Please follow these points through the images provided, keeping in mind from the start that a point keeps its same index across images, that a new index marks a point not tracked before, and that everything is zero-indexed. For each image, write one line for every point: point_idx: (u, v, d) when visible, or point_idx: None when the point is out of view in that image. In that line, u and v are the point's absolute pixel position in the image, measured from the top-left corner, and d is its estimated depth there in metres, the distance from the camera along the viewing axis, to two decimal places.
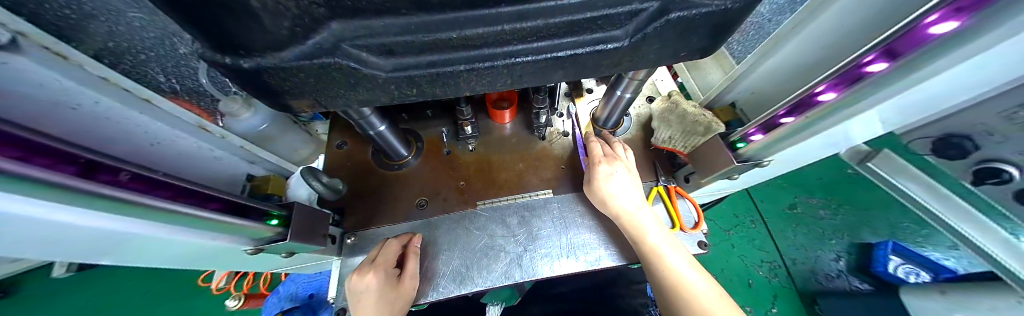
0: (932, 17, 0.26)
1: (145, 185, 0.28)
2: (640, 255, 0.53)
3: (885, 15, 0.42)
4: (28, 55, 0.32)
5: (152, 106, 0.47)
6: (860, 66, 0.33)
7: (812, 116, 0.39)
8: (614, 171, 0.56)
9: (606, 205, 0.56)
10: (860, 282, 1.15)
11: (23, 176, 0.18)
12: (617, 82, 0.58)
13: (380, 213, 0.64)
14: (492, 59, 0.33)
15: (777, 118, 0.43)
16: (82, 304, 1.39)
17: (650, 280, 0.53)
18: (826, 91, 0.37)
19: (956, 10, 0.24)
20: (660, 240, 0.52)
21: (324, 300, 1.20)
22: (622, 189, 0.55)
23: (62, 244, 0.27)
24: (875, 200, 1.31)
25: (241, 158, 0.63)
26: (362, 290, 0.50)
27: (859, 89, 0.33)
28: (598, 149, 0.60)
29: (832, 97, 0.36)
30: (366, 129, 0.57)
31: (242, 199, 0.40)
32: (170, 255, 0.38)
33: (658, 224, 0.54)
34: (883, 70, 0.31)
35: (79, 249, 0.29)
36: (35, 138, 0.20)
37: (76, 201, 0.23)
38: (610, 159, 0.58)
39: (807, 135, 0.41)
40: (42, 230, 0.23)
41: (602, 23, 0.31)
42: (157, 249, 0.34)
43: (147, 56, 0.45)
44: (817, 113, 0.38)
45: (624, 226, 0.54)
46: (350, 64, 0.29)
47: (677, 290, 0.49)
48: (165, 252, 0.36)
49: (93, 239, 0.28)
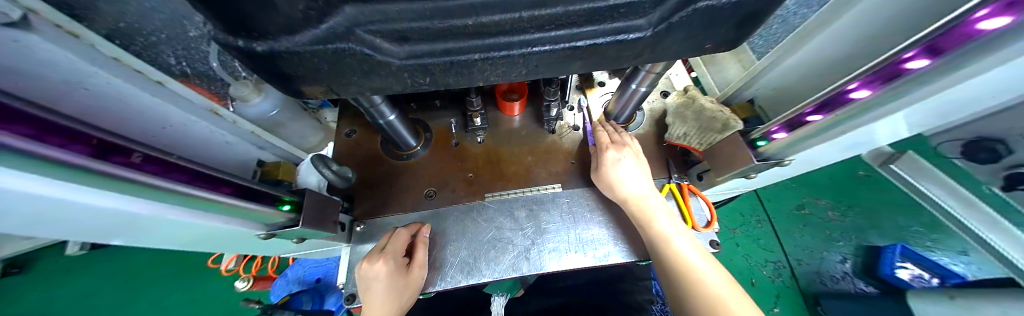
0: (981, 11, 0.23)
1: (160, 167, 0.28)
2: (648, 241, 0.52)
3: (921, 9, 0.39)
4: (41, 34, 0.32)
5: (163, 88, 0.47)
6: (899, 62, 0.31)
7: (842, 115, 0.37)
8: (622, 157, 0.55)
9: (614, 191, 0.55)
10: (865, 285, 1.14)
11: (32, 155, 0.18)
12: (632, 75, 0.57)
13: (389, 202, 0.64)
14: (509, 48, 0.32)
15: (803, 116, 0.42)
16: (96, 281, 1.45)
17: (657, 269, 0.52)
18: (860, 88, 0.35)
19: (1007, 4, 0.21)
20: (669, 227, 0.52)
21: (332, 285, 1.24)
22: (631, 175, 0.54)
23: (78, 223, 0.27)
24: (891, 202, 1.28)
25: (251, 143, 0.63)
26: (373, 277, 0.51)
27: (894, 88, 0.31)
28: (604, 136, 0.60)
29: (867, 94, 0.34)
30: (377, 118, 0.56)
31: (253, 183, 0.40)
32: (184, 237, 0.38)
33: (667, 212, 0.53)
34: (923, 67, 0.29)
35: (100, 229, 0.30)
36: (46, 117, 0.20)
37: (90, 182, 0.23)
38: (617, 146, 0.57)
39: (834, 134, 0.39)
40: (59, 209, 0.24)
41: (624, 11, 0.29)
42: (171, 230, 0.35)
43: (157, 38, 0.45)
44: (849, 111, 0.36)
45: (632, 212, 0.53)
46: (365, 51, 0.28)
47: (686, 278, 0.47)
48: (181, 234, 0.37)
49: (108, 218, 0.28)
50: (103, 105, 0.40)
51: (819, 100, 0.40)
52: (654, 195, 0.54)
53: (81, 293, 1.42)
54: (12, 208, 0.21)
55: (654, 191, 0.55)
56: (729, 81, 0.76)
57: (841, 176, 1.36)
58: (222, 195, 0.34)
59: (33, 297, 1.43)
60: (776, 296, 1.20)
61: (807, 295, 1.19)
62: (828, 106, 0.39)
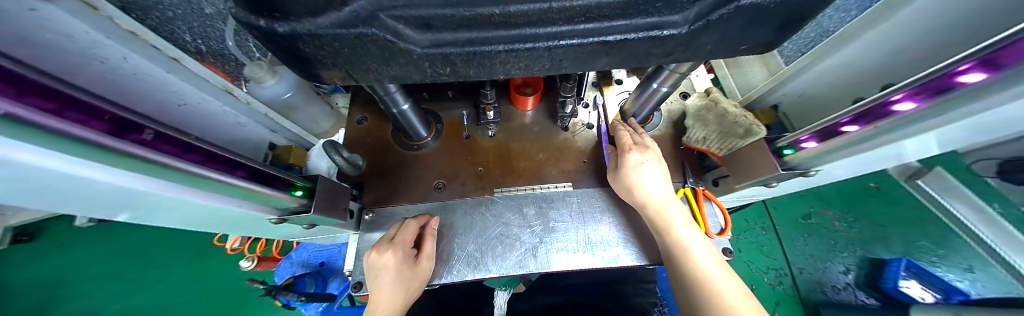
0: None
1: (177, 147, 0.27)
2: (662, 244, 0.52)
3: (981, 17, 0.36)
4: (54, 3, 0.31)
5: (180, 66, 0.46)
6: (951, 75, 0.28)
7: (881, 127, 0.35)
8: (644, 161, 0.54)
9: (631, 193, 0.54)
10: (866, 297, 1.13)
11: (49, 131, 0.17)
12: (654, 74, 0.55)
13: (397, 192, 0.63)
14: (534, 41, 0.30)
15: (838, 126, 0.40)
16: (104, 252, 1.48)
17: (670, 271, 0.52)
18: (902, 100, 0.33)
19: None
20: (687, 231, 0.51)
21: (335, 270, 1.26)
22: (649, 178, 0.53)
23: (90, 197, 0.27)
24: (903, 216, 1.25)
25: (263, 126, 0.61)
26: (380, 266, 0.51)
27: (944, 102, 0.29)
28: (625, 136, 0.58)
29: (911, 108, 0.32)
30: (390, 106, 0.55)
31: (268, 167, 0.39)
32: (194, 217, 0.38)
33: (685, 215, 0.52)
34: (978, 81, 0.26)
35: (111, 204, 0.29)
36: (61, 89, 0.19)
37: (101, 159, 0.22)
38: (638, 146, 0.56)
39: (871, 145, 0.37)
40: (71, 183, 0.23)
41: (662, 5, 0.27)
42: (183, 209, 0.34)
43: (173, 13, 0.43)
44: (887, 123, 0.34)
45: (649, 215, 0.53)
46: (387, 37, 0.27)
47: (700, 284, 0.47)
48: (196, 214, 0.36)
49: (121, 194, 0.27)
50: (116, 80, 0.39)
51: (857, 110, 0.38)
52: (671, 197, 0.53)
53: (92, 263, 1.46)
54: (23, 180, 0.21)
55: (673, 193, 0.54)
56: (753, 85, 0.74)
57: (852, 187, 1.33)
58: (237, 178, 0.33)
59: (42, 266, 1.47)
60: (776, 304, 1.19)
61: (808, 304, 1.17)
62: (865, 117, 0.36)
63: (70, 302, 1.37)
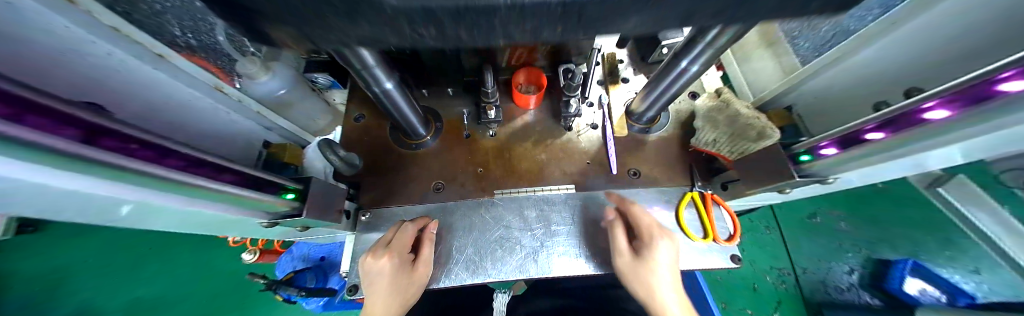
0: None
1: (155, 153, 0.25)
2: None
3: None
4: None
5: (165, 62, 0.43)
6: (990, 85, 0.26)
7: (909, 137, 0.32)
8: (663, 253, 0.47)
9: (644, 286, 0.48)
10: (870, 297, 1.11)
11: (16, 141, 0.15)
12: (665, 70, 0.51)
13: (395, 193, 0.62)
14: None
15: (862, 133, 0.37)
16: (107, 244, 1.49)
17: None
18: (936, 108, 0.30)
19: None
20: None
21: (336, 265, 1.25)
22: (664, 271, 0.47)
23: (62, 202, 0.25)
24: (911, 217, 1.22)
25: (257, 123, 0.60)
26: (376, 273, 0.48)
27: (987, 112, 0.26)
28: (647, 221, 0.50)
29: (945, 117, 0.29)
30: (384, 103, 0.53)
31: (256, 170, 0.37)
32: (180, 222, 0.36)
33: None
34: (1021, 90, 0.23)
35: (87, 211, 0.27)
36: (25, 94, 0.17)
37: (62, 167, 0.20)
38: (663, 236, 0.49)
39: (894, 154, 0.35)
40: (37, 189, 0.21)
41: None
42: (167, 215, 0.33)
43: (160, 6, 0.41)
44: (918, 133, 0.31)
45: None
46: None
47: None
48: (182, 217, 0.35)
49: (94, 199, 0.25)
50: (101, 76, 0.37)
51: (883, 115, 0.35)
52: (682, 297, 0.47)
53: (97, 253, 1.47)
54: None
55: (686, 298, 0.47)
56: (765, 86, 0.71)
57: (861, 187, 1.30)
58: (220, 183, 0.31)
59: (44, 258, 1.48)
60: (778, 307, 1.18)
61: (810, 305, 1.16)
62: (889, 126, 0.34)
63: (75, 293, 1.38)
